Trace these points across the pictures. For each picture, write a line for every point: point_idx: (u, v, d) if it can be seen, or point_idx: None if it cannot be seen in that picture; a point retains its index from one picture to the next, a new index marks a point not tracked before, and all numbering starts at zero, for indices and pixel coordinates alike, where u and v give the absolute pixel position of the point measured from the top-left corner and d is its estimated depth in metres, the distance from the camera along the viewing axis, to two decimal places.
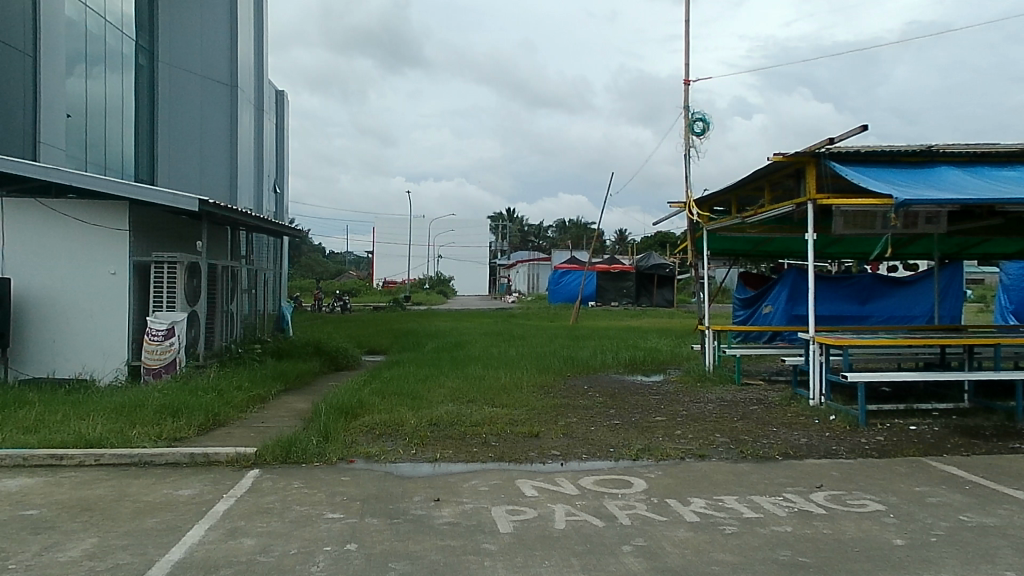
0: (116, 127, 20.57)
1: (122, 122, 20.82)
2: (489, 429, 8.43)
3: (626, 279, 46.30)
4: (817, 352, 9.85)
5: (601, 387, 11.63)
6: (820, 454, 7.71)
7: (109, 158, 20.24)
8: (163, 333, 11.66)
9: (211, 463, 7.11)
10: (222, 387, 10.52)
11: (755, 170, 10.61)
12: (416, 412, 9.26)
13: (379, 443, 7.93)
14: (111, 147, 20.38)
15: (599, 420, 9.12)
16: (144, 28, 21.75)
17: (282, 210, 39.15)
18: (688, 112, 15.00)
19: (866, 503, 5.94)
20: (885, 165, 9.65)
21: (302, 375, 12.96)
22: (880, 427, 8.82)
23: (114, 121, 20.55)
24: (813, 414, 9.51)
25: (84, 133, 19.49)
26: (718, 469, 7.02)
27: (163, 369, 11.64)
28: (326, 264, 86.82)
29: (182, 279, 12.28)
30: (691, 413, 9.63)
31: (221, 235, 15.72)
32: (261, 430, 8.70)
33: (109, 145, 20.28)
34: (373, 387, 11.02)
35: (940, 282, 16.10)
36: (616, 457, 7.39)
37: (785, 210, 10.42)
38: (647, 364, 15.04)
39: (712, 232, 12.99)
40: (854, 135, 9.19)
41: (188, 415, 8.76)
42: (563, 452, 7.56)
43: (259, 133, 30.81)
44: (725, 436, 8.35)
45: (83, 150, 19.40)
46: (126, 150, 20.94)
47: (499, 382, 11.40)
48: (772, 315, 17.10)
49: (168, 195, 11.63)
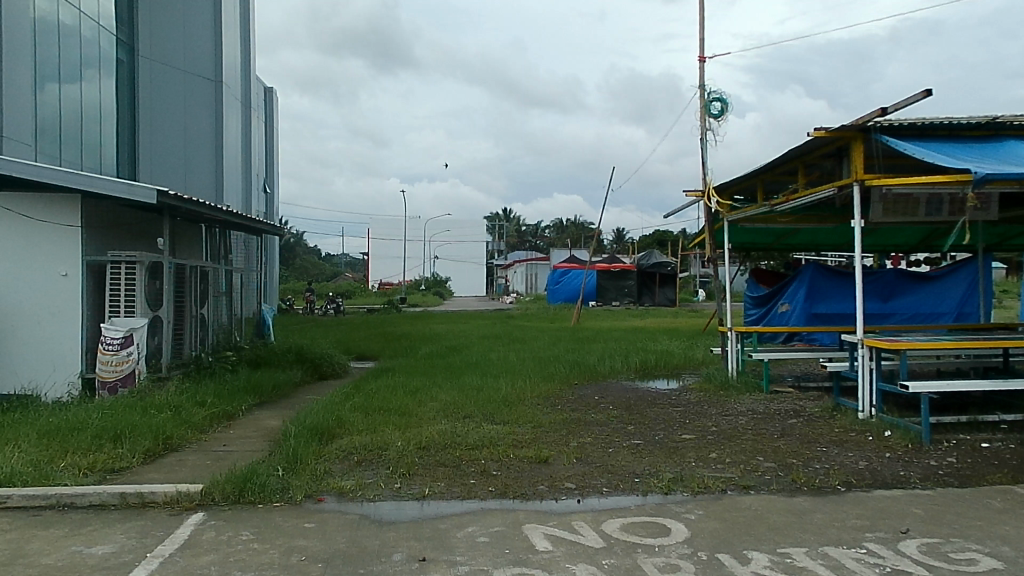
0: (93, 127, 18.97)
1: (101, 121, 19.25)
2: (489, 454, 7.12)
3: (628, 278, 44.91)
4: (865, 358, 8.56)
5: (614, 398, 10.28)
6: (888, 483, 6.36)
7: (88, 159, 18.69)
8: (119, 342, 10.35)
9: (146, 506, 5.76)
10: (182, 404, 9.16)
11: (790, 149, 9.28)
12: (404, 433, 7.90)
13: (357, 474, 6.59)
14: (90, 149, 18.82)
15: (615, 440, 7.81)
16: (122, 22, 20.26)
17: (272, 212, 37.95)
18: (703, 91, 13.67)
19: (976, 558, 4.62)
20: (945, 140, 8.34)
21: (280, 387, 11.63)
22: (947, 445, 7.51)
23: (91, 122, 18.94)
24: (864, 429, 8.18)
25: (63, 134, 17.88)
26: (771, 506, 5.67)
27: (120, 383, 10.34)
28: (321, 266, 85.40)
29: (142, 281, 10.96)
30: (723, 430, 8.30)
31: (193, 234, 14.37)
32: (220, 456, 7.40)
33: (88, 147, 18.69)
34: (356, 400, 9.70)
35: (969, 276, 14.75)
36: (643, 491, 6.05)
37: (824, 194, 9.05)
38: (659, 369, 13.71)
39: (733, 223, 11.67)
40: (914, 103, 7.48)
41: (134, 438, 7.44)
42: (577, 484, 6.23)
43: (247, 133, 29.54)
44: (768, 460, 7.03)
45: (63, 152, 17.78)
46: (105, 149, 19.45)
47: (500, 394, 10.09)
48: (789, 314, 15.76)
49: (123, 185, 10.24)
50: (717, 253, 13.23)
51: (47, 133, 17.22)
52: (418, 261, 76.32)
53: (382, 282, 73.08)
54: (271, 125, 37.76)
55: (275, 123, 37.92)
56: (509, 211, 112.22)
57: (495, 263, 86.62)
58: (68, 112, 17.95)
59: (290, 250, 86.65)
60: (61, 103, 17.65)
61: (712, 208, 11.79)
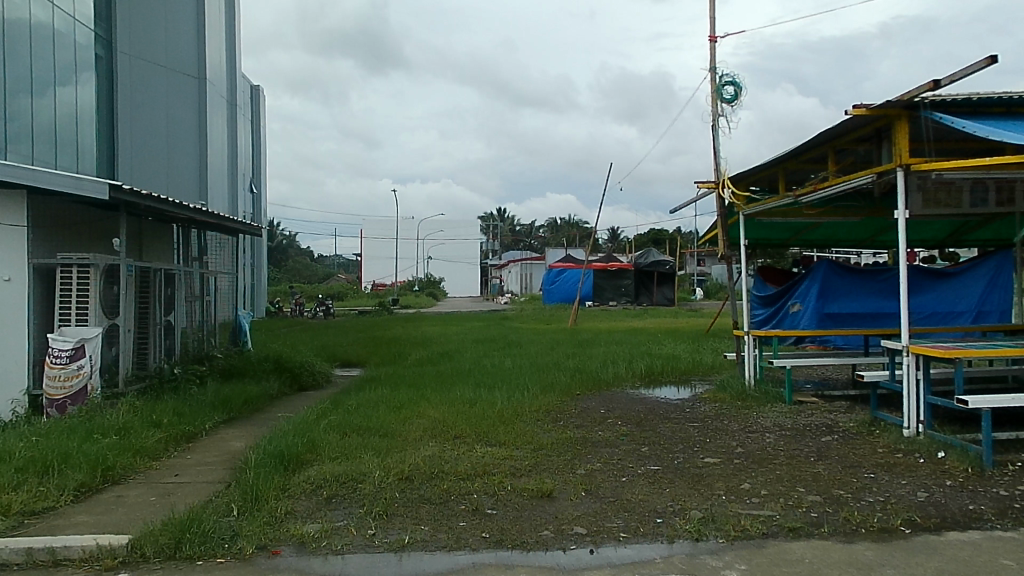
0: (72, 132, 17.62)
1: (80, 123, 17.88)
2: (482, 487, 6.05)
3: (625, 277, 43.91)
4: (911, 367, 7.51)
5: (621, 412, 9.22)
6: (960, 523, 5.30)
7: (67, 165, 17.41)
8: (68, 354, 9.27)
9: (58, 565, 4.70)
10: (135, 425, 8.08)
11: (821, 132, 8.24)
12: (384, 460, 6.83)
13: (322, 515, 5.50)
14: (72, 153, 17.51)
15: (628, 465, 6.75)
16: (100, 17, 18.78)
17: (260, 211, 36.88)
18: (714, 73, 12.63)
19: None
20: (1000, 117, 7.29)
21: (252, 401, 10.55)
22: (1014, 470, 6.45)
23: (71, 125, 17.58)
24: (912, 450, 7.12)
25: (41, 139, 16.52)
26: (827, 559, 4.63)
27: (69, 400, 9.24)
28: (313, 267, 84.20)
29: (95, 286, 9.86)
30: (750, 452, 7.24)
31: (161, 235, 13.26)
32: (168, 490, 6.33)
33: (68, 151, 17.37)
34: (334, 419, 8.62)
35: (985, 271, 13.51)
36: (668, 537, 4.98)
37: (861, 182, 7.97)
38: (667, 376, 12.67)
39: (749, 216, 10.62)
40: (974, 73, 6.39)
41: (64, 471, 6.35)
42: (589, 529, 5.14)
43: (232, 134, 28.39)
44: (811, 491, 5.96)
45: (45, 158, 16.60)
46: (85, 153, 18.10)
47: (494, 408, 9.04)
48: (801, 314, 14.59)
49: (71, 179, 9.12)
50: (729, 250, 12.20)
51: (21, 139, 15.91)
52: (411, 262, 75.22)
53: (375, 284, 71.95)
54: (258, 125, 36.64)
55: (262, 122, 36.83)
56: (503, 211, 111.25)
57: (489, 263, 85.63)
58: (42, 115, 16.56)
59: (283, 253, 85.38)
60: (34, 106, 16.26)
61: (726, 199, 10.74)
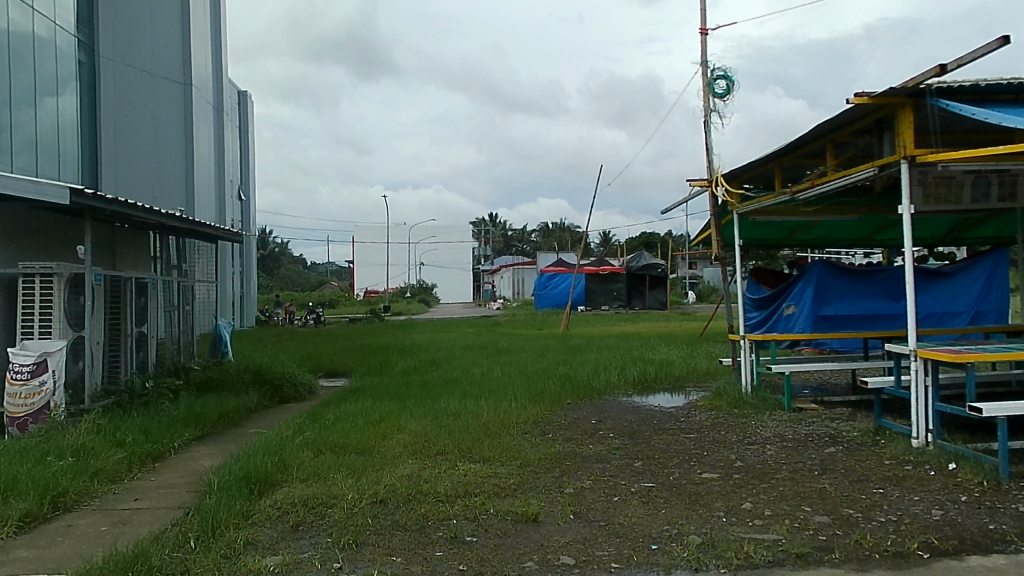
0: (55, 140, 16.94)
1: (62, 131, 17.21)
2: (464, 511, 5.57)
3: (617, 281, 43.40)
4: (919, 373, 7.06)
5: (614, 423, 8.74)
6: (981, 545, 4.85)
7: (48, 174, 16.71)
8: (29, 370, 8.77)
9: None
10: (98, 446, 7.57)
11: (818, 124, 7.83)
12: (358, 481, 6.35)
13: (286, 546, 5.01)
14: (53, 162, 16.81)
15: (620, 482, 6.30)
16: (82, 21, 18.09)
17: (248, 219, 36.34)
18: (705, 67, 12.25)
19: None
20: (1007, 105, 6.89)
21: (227, 415, 10.04)
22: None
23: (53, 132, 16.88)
24: (922, 462, 6.66)
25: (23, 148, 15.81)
26: None
27: (31, 418, 8.74)
28: (304, 275, 83.41)
29: (60, 296, 9.30)
30: (750, 466, 6.79)
31: (135, 242, 12.75)
32: (123, 518, 5.84)
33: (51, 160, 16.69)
34: (310, 435, 8.13)
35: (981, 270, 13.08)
36: (664, 567, 4.53)
37: (861, 177, 7.52)
38: (661, 383, 12.20)
39: (744, 216, 10.19)
40: (985, 54, 5.98)
41: (9, 500, 5.84)
42: (578, 559, 4.68)
43: (218, 142, 27.83)
44: (818, 511, 5.51)
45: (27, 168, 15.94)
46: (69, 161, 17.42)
47: (479, 421, 8.57)
48: (795, 318, 13.76)
49: (29, 182, 8.59)
50: (723, 251, 11.78)
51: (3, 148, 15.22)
52: (402, 268, 74.59)
53: (367, 290, 71.29)
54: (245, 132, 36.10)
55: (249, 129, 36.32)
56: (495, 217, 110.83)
57: (481, 269, 85.06)
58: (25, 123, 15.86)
59: (274, 261, 84.62)
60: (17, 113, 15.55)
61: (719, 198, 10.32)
